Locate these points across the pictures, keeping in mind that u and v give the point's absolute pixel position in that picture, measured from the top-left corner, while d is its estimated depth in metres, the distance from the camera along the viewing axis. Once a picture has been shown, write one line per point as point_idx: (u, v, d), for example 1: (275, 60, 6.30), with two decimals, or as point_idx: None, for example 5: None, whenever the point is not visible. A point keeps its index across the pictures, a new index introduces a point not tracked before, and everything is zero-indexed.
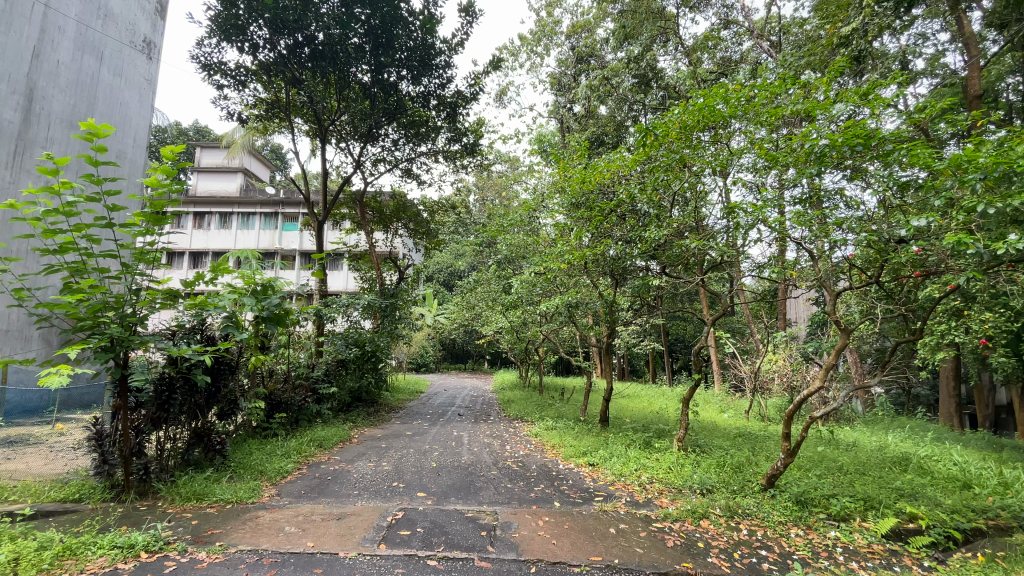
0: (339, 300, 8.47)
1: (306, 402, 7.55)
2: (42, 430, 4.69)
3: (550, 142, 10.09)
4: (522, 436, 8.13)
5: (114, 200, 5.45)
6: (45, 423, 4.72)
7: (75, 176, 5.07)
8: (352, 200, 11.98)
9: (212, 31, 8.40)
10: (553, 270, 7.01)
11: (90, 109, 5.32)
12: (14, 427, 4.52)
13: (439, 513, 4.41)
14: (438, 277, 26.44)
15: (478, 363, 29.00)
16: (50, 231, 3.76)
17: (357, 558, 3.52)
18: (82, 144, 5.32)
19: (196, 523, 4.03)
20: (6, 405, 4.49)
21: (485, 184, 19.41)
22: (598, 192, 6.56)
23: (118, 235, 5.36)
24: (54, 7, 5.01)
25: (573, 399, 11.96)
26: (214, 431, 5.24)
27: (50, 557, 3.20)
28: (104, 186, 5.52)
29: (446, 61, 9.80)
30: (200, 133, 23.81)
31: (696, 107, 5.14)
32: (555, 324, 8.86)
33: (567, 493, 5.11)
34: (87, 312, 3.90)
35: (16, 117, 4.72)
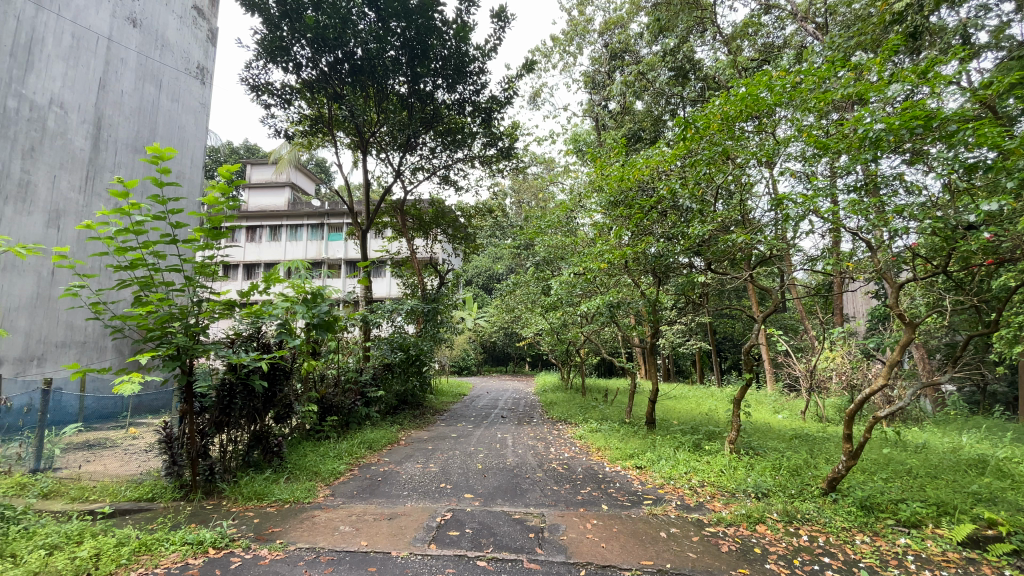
0: (383, 307, 8.77)
1: (355, 405, 7.81)
2: (117, 433, 5.47)
3: (585, 141, 10.01)
4: (566, 438, 8.11)
5: (177, 217, 6.11)
6: (119, 428, 5.50)
7: (141, 199, 5.65)
8: (393, 209, 12.29)
9: (260, 54, 8.87)
10: (592, 270, 6.92)
11: (152, 134, 5.79)
12: (93, 432, 5.29)
13: (487, 514, 4.45)
14: (477, 280, 26.74)
15: (519, 366, 29.14)
16: (121, 249, 4.00)
17: (409, 558, 3.59)
18: (147, 167, 5.73)
19: (257, 521, 4.23)
20: (87, 411, 5.29)
21: (521, 186, 19.43)
22: (637, 189, 6.50)
23: (180, 250, 5.97)
24: (115, 41, 5.45)
25: (617, 400, 11.82)
26: (272, 434, 5.50)
27: (128, 553, 3.43)
28: (167, 205, 6.10)
29: (480, 68, 9.91)
30: (250, 151, 25.05)
31: (737, 96, 4.97)
32: (597, 324, 8.75)
33: (615, 496, 5.04)
34: (156, 323, 4.19)
35: (86, 145, 5.20)
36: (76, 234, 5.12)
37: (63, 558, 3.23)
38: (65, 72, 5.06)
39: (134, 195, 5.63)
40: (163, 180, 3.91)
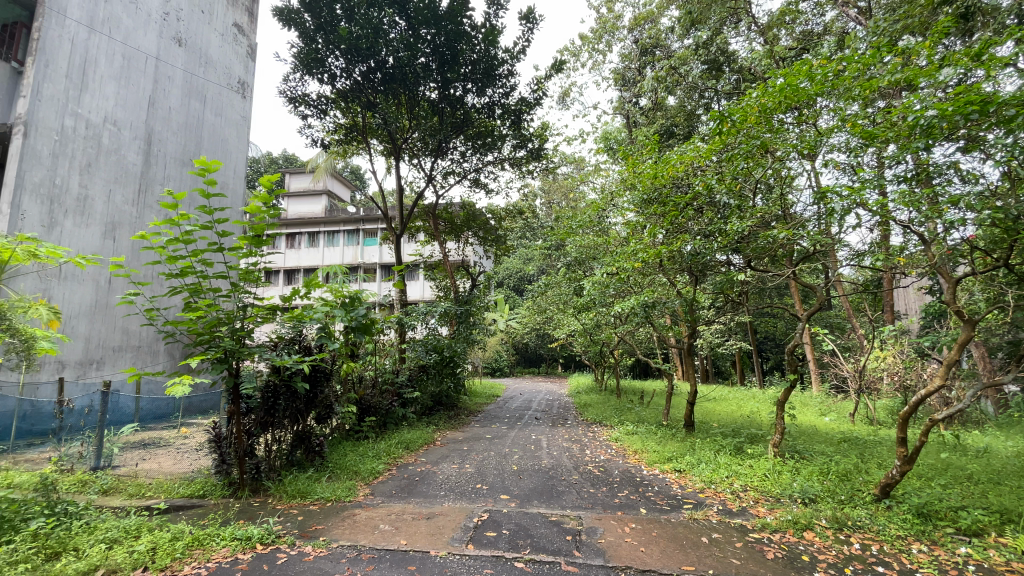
0: (417, 309, 8.93)
1: (392, 406, 7.96)
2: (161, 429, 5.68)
3: (615, 139, 9.88)
4: (601, 441, 8.01)
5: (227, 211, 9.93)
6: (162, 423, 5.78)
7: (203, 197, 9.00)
8: (426, 213, 12.48)
9: (297, 67, 9.18)
10: (626, 270, 6.79)
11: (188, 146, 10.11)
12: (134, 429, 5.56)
13: (524, 516, 4.43)
14: (508, 282, 26.84)
15: (552, 367, 29.00)
16: (173, 257, 4.16)
17: (447, 558, 3.62)
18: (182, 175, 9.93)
19: (301, 519, 4.36)
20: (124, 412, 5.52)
21: (550, 186, 19.37)
22: (671, 186, 6.39)
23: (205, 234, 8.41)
24: (156, 66, 9.56)
25: (653, 402, 11.58)
26: (313, 434, 5.66)
27: (182, 547, 3.59)
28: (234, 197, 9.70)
29: (509, 70, 9.96)
30: (288, 161, 25.92)
31: (776, 88, 4.81)
32: (632, 325, 8.61)
33: (653, 500, 4.94)
34: (204, 327, 4.38)
35: (133, 154, 9.07)
36: (125, 234, 8.77)
37: (122, 552, 3.42)
38: (111, 90, 8.76)
39: (174, 195, 9.08)
40: (210, 192, 3.95)
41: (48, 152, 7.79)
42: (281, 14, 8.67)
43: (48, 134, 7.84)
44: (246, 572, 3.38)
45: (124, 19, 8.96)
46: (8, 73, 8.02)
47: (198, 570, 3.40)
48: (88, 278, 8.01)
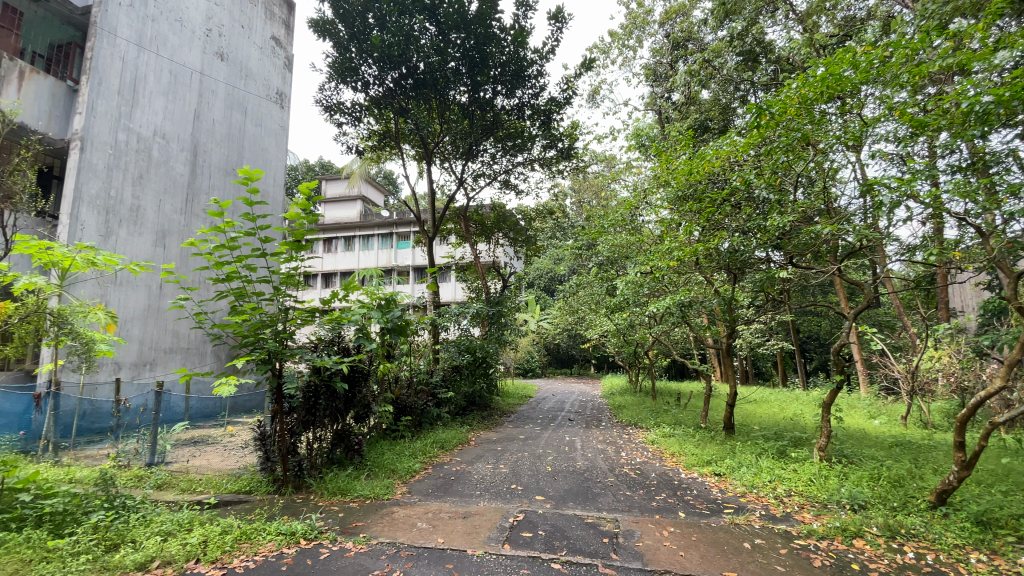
0: (450, 311, 9.05)
1: (427, 406, 8.08)
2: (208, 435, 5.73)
3: (648, 135, 9.73)
4: (637, 443, 7.89)
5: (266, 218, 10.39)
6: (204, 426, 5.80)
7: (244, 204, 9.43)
8: (457, 216, 12.62)
9: (332, 76, 9.47)
10: (661, 268, 6.61)
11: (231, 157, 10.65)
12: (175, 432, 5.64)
13: (560, 518, 4.42)
14: (539, 282, 26.81)
15: (585, 368, 28.74)
16: (220, 263, 4.34)
17: (484, 557, 3.65)
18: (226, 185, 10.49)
19: (342, 515, 4.49)
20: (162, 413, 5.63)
21: (581, 185, 19.23)
22: (707, 182, 6.23)
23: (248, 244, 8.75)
24: (200, 81, 10.09)
25: (690, 404, 11.31)
26: (352, 432, 5.79)
27: (231, 541, 3.74)
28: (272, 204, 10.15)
29: (539, 70, 9.97)
30: (324, 168, 26.66)
31: (817, 78, 4.64)
32: (667, 325, 8.47)
33: (692, 504, 4.84)
34: (249, 330, 4.58)
35: (180, 166, 9.59)
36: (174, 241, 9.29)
37: (176, 544, 3.60)
38: (160, 106, 9.28)
39: (218, 203, 9.53)
40: (253, 200, 4.08)
41: (103, 165, 8.26)
42: (316, 26, 8.93)
43: (104, 149, 8.31)
44: (291, 566, 3.49)
45: (170, 37, 9.50)
46: (64, 90, 8.47)
47: (246, 562, 3.53)
48: (142, 284, 8.49)
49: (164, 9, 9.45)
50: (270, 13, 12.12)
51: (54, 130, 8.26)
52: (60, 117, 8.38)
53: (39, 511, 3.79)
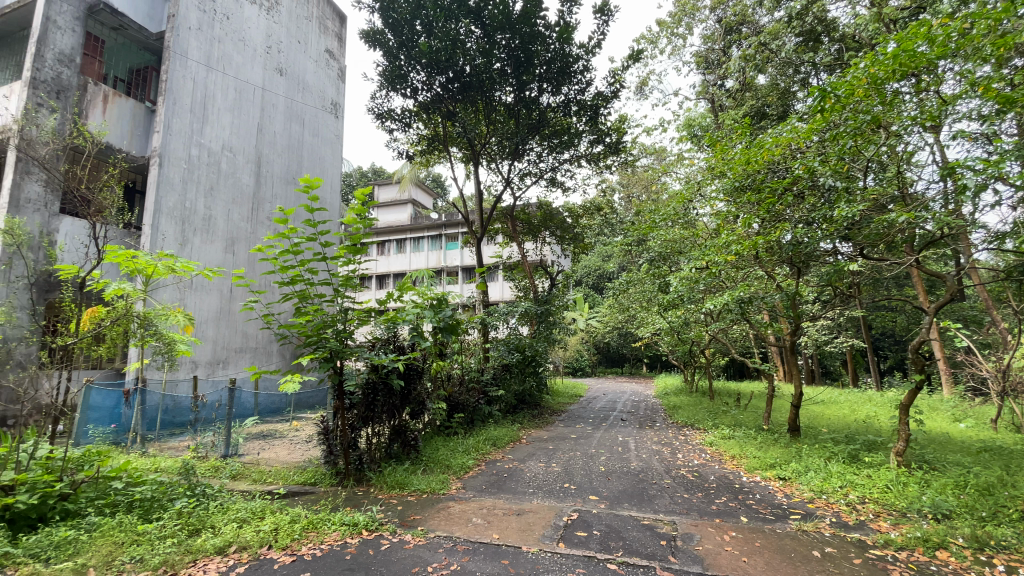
0: (499, 309, 9.16)
1: (479, 404, 8.20)
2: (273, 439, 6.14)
3: (700, 125, 9.42)
4: (695, 445, 7.65)
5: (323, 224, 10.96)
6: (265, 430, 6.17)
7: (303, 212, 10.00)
8: (504, 215, 12.72)
9: (383, 84, 9.81)
10: (718, 263, 6.32)
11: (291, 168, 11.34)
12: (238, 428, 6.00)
13: (615, 518, 4.36)
14: (587, 280, 26.54)
15: (636, 367, 28.21)
16: (285, 267, 4.58)
17: (540, 554, 3.67)
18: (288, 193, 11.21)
19: (400, 508, 4.64)
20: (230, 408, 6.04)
21: (630, 180, 18.83)
22: (767, 171, 5.94)
23: (311, 254, 9.39)
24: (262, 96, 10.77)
25: (751, 404, 10.83)
26: (408, 428, 5.98)
27: (299, 529, 3.96)
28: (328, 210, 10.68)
29: (585, 66, 9.89)
30: (375, 173, 27.61)
31: (887, 57, 4.33)
32: (724, 322, 8.16)
33: (755, 508, 4.64)
34: (313, 330, 4.83)
35: (246, 178, 10.28)
36: (243, 249, 10.00)
37: (251, 531, 3.85)
38: (227, 122, 9.96)
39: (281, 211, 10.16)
40: (313, 206, 4.28)
41: (179, 179, 8.92)
42: (367, 36, 9.27)
43: (179, 164, 8.97)
44: (354, 555, 3.65)
45: (234, 56, 10.16)
46: (143, 112, 9.22)
47: (313, 550, 3.72)
48: (214, 288, 9.14)
49: (229, 31, 10.12)
50: (324, 27, 12.78)
51: (135, 148, 9.00)
52: (140, 136, 9.11)
53: (130, 498, 4.17)
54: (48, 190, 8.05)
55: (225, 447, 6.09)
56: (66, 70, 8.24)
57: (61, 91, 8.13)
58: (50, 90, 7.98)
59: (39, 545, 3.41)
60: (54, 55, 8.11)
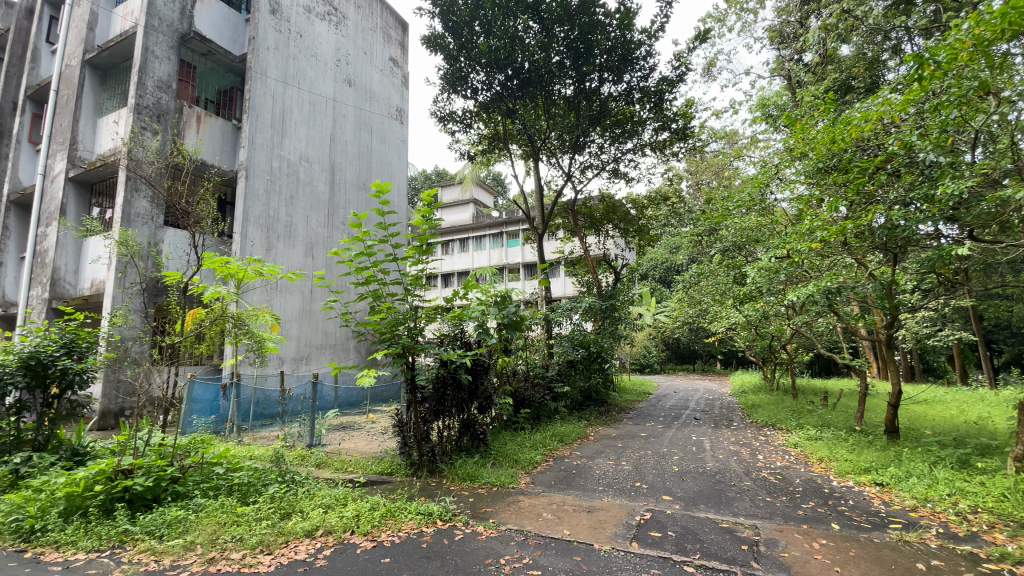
0: (562, 306, 9.28)
1: (545, 399, 8.21)
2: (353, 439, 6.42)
3: (775, 105, 8.81)
4: (776, 446, 7.18)
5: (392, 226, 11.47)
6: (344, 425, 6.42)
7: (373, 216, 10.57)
8: (566, 210, 12.60)
9: (444, 87, 10.07)
10: (800, 251, 5.87)
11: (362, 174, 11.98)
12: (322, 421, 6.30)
13: (691, 520, 4.20)
14: (654, 274, 25.79)
15: (708, 364, 26.95)
16: (360, 268, 4.81)
17: (612, 553, 3.61)
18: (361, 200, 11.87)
19: (472, 500, 4.76)
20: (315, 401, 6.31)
21: (698, 167, 18.01)
22: (854, 149, 5.47)
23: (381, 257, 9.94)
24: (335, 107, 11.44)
25: (840, 403, 9.99)
26: (477, 422, 6.09)
27: (379, 517, 4.15)
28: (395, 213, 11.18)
29: (648, 51, 9.57)
30: (439, 175, 28.39)
31: (997, 14, 3.81)
32: (808, 315, 7.61)
33: (848, 516, 4.29)
34: (387, 327, 5.06)
35: (322, 186, 10.96)
36: (322, 253, 10.72)
37: (336, 516, 4.09)
38: (305, 134, 10.65)
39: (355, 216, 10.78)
40: (384, 210, 4.47)
41: (263, 190, 9.66)
42: (428, 41, 9.53)
43: (262, 176, 9.71)
44: (430, 544, 3.78)
45: (308, 72, 10.82)
46: (230, 129, 10.13)
47: (392, 537, 3.90)
48: (298, 290, 9.83)
49: (303, 48, 10.80)
50: (388, 37, 13.34)
51: (225, 162, 9.91)
52: (229, 151, 10.00)
53: (230, 482, 4.58)
54: (153, 206, 9.02)
55: (311, 437, 6.39)
56: (164, 95, 9.15)
57: (161, 115, 9.05)
58: (151, 114, 8.89)
59: (154, 522, 3.84)
60: (154, 82, 9.00)
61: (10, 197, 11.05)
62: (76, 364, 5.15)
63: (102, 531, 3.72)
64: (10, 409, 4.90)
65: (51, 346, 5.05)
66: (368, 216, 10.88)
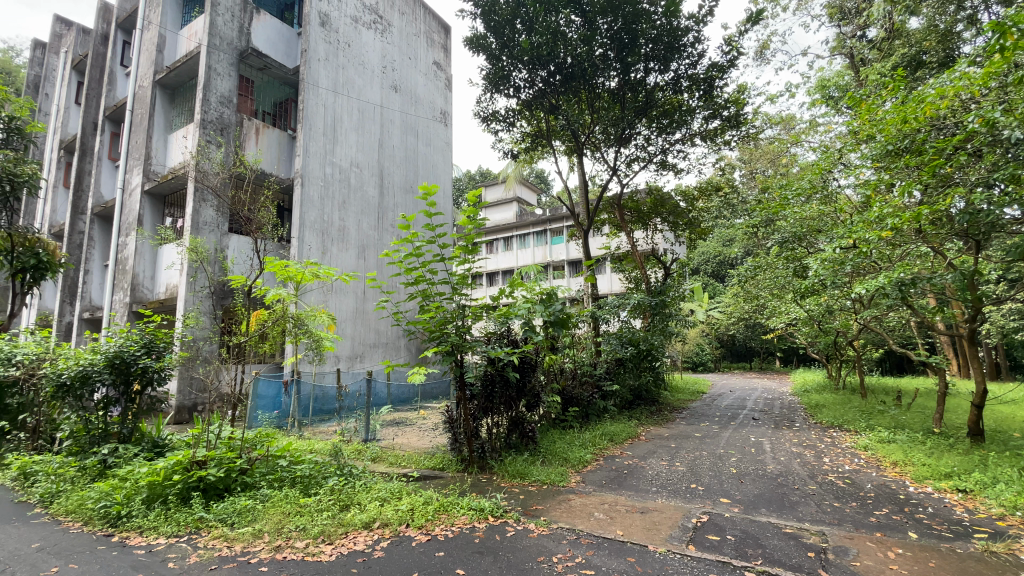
0: (609, 303, 9.09)
1: (593, 398, 8.12)
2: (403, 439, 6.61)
3: (836, 85, 8.29)
4: (844, 448, 6.76)
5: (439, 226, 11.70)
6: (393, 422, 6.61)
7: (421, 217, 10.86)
8: (611, 205, 12.38)
9: (487, 87, 10.14)
10: (868, 241, 5.49)
11: (409, 178, 12.31)
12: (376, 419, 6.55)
13: (752, 524, 4.03)
14: (706, 268, 24.94)
15: (766, 362, 25.75)
16: (410, 269, 4.92)
17: (668, 555, 3.52)
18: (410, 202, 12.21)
19: (523, 497, 4.77)
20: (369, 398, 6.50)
21: (752, 155, 17.22)
22: (928, 129, 5.07)
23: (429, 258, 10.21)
24: (383, 113, 11.79)
25: (916, 404, 9.28)
26: (526, 419, 6.08)
27: (432, 511, 4.24)
28: None
29: (696, 37, 9.24)
30: (482, 175, 28.66)
31: None
32: (878, 310, 7.10)
33: (927, 524, 3.98)
34: (436, 326, 5.17)
35: (372, 190, 11.33)
36: (374, 255, 11.10)
37: (391, 510, 4.22)
38: (355, 141, 11.05)
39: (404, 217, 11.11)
40: (431, 211, 4.55)
41: (317, 196, 10.08)
42: (470, 43, 9.63)
43: (317, 182, 10.14)
44: (482, 539, 3.83)
45: (356, 80, 11.20)
46: (286, 139, 10.69)
47: (445, 531, 3.97)
48: (351, 291, 10.21)
49: (351, 57, 11.18)
50: (431, 40, 13.59)
51: (282, 171, 10.49)
52: (285, 160, 10.59)
53: (293, 474, 4.81)
54: (219, 214, 9.61)
55: (366, 432, 6.61)
56: (226, 110, 9.74)
57: (224, 128, 9.63)
58: (215, 128, 9.48)
59: (226, 511, 4.11)
60: (217, 98, 9.57)
61: (93, 210, 12.07)
62: (155, 363, 5.56)
63: (180, 518, 4.01)
64: (99, 403, 5.44)
65: (133, 346, 5.49)
66: (416, 218, 11.17)
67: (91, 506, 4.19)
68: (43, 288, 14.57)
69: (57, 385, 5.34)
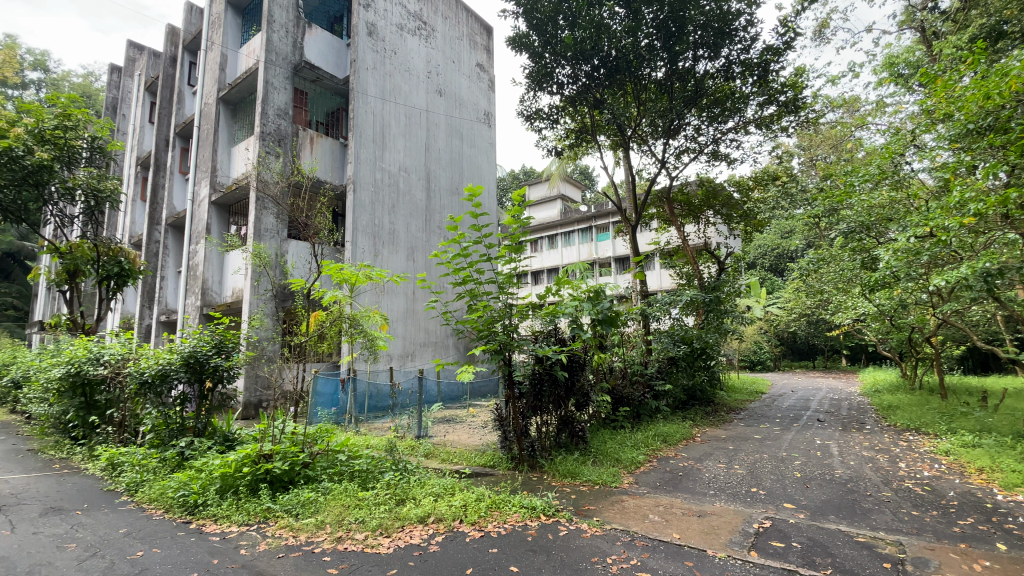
0: (660, 300, 8.87)
1: (645, 397, 7.95)
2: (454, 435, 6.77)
3: (906, 62, 7.73)
4: (922, 453, 6.27)
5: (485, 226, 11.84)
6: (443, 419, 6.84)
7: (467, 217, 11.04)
8: (660, 199, 12.06)
9: (531, 86, 10.13)
10: (946, 229, 5.07)
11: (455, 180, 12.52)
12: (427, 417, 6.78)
13: (819, 531, 3.82)
14: (762, 262, 23.84)
15: (831, 360, 24.28)
16: (457, 270, 4.98)
17: (728, 560, 3.40)
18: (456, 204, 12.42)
19: (575, 497, 4.75)
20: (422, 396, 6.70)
21: (812, 141, 16.29)
22: (1015, 103, 4.64)
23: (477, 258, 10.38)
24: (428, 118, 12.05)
25: (1007, 406, 8.46)
26: (576, 418, 6.05)
27: (484, 508, 4.30)
28: None
29: (748, 21, 8.85)
30: (527, 174, 28.70)
31: None
32: (959, 303, 6.54)
33: (1020, 535, 3.62)
34: (484, 325, 5.24)
35: (420, 193, 11.59)
36: (422, 256, 11.38)
37: (445, 505, 4.31)
38: (403, 146, 11.35)
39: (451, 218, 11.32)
40: (477, 213, 4.58)
41: (368, 201, 10.43)
42: (513, 42, 9.63)
43: (367, 188, 10.49)
44: (535, 538, 3.84)
45: (403, 86, 11.51)
46: (338, 147, 11.14)
47: (498, 528, 4.01)
48: (402, 292, 10.51)
49: (398, 64, 11.49)
50: (473, 43, 13.76)
51: (336, 178, 10.94)
52: (338, 167, 11.04)
53: (351, 469, 5.01)
54: (278, 221, 10.13)
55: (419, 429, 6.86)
56: (283, 122, 10.25)
57: (281, 139, 10.14)
58: (273, 140, 10.00)
59: (291, 502, 4.34)
60: (274, 111, 10.09)
61: (167, 220, 13.04)
62: (224, 361, 5.94)
63: (250, 508, 4.28)
64: (177, 399, 5.89)
65: (205, 346, 5.89)
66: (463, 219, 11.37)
67: (171, 495, 4.54)
68: (126, 294, 15.94)
69: (140, 383, 5.85)
